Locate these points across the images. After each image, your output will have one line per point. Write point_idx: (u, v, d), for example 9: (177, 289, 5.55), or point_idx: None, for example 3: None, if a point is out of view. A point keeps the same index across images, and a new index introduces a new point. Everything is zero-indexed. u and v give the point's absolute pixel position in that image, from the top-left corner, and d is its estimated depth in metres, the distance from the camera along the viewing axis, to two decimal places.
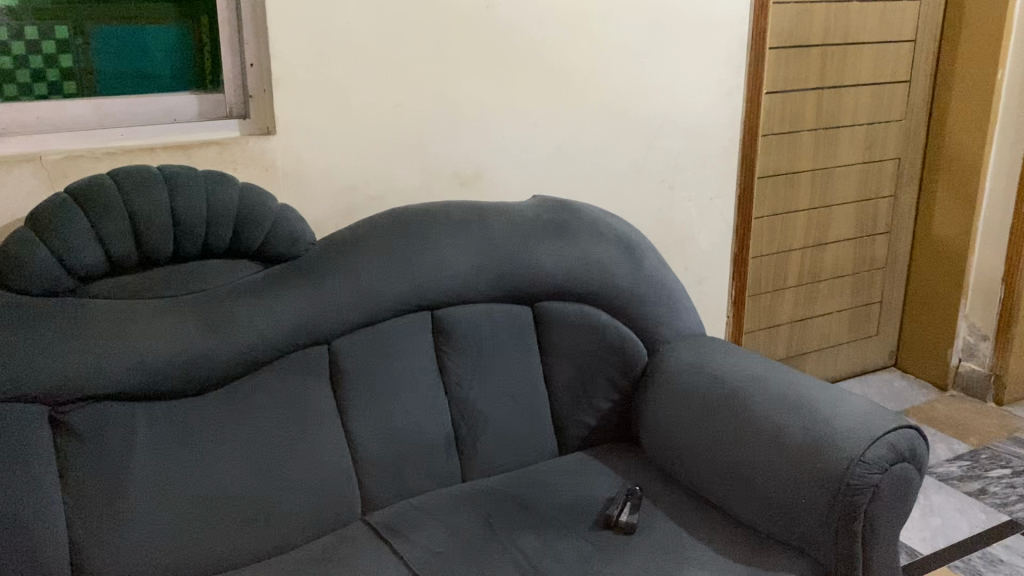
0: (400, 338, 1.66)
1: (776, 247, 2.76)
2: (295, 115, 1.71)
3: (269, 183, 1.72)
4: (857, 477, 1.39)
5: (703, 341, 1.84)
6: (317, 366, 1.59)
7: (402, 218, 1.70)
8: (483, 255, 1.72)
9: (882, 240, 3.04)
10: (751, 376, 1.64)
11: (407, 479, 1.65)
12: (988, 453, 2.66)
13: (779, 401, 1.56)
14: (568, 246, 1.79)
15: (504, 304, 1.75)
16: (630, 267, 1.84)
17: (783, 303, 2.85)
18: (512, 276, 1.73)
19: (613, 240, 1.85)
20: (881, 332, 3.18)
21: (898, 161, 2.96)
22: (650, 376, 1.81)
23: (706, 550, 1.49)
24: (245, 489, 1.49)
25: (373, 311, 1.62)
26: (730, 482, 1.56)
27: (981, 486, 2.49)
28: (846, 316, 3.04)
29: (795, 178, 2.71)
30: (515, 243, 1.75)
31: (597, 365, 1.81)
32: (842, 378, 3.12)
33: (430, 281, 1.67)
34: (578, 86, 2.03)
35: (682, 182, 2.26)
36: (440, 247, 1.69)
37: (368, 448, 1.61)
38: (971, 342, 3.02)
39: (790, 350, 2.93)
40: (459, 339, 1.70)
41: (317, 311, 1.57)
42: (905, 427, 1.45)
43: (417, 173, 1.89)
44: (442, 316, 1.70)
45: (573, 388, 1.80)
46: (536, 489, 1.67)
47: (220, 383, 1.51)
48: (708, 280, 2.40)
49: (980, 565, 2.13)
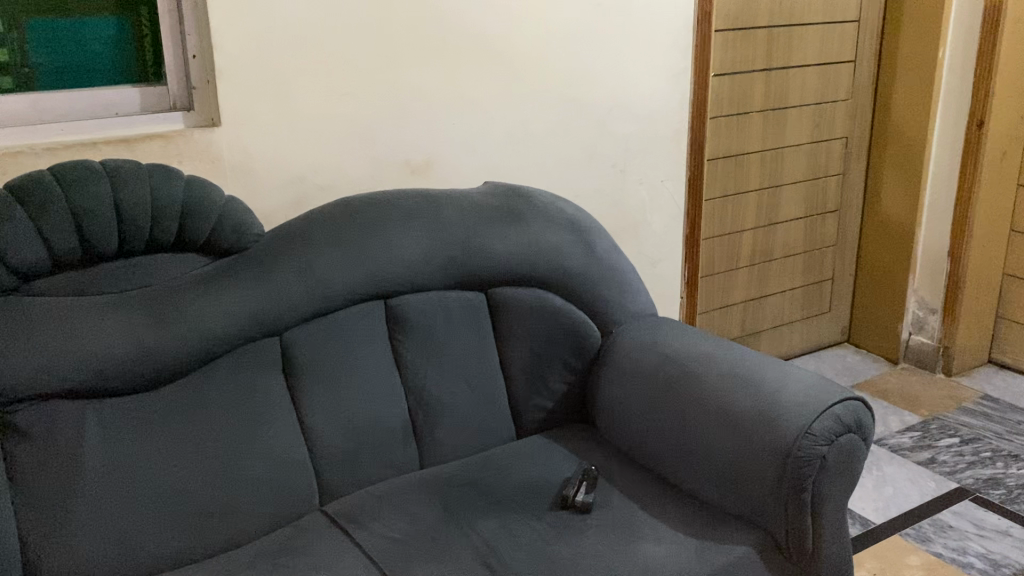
0: (353, 327, 1.65)
1: (728, 228, 2.79)
2: (240, 107, 1.70)
3: (215, 175, 1.71)
4: (804, 449, 1.42)
5: (655, 321, 1.86)
6: (269, 358, 1.59)
7: (353, 207, 1.70)
8: (435, 242, 1.72)
9: (832, 218, 3.09)
10: (702, 354, 1.67)
11: (364, 468, 1.66)
12: (938, 423, 2.73)
13: (728, 377, 1.58)
14: (519, 232, 1.79)
15: (457, 290, 1.76)
16: (582, 250, 1.85)
17: (736, 283, 2.89)
18: (463, 262, 1.74)
19: (564, 225, 1.86)
20: (834, 309, 3.24)
21: (846, 141, 3.00)
22: (604, 358, 1.83)
23: (661, 526, 1.51)
24: (199, 483, 1.49)
25: (324, 301, 1.62)
26: (684, 459, 1.59)
27: (931, 455, 2.55)
28: (799, 294, 3.10)
29: (745, 160, 2.75)
30: (466, 230, 1.75)
31: (552, 348, 1.82)
32: (797, 355, 3.18)
33: (382, 270, 1.67)
34: (525, 71, 2.03)
35: (633, 165, 2.28)
36: (390, 235, 1.69)
37: (324, 438, 1.61)
38: (920, 316, 3.11)
39: (745, 329, 2.98)
40: (413, 327, 1.71)
41: (268, 303, 1.57)
42: (849, 398, 1.49)
43: (366, 162, 1.88)
44: (395, 304, 1.70)
45: (528, 371, 1.81)
46: (494, 473, 1.68)
47: (171, 378, 1.50)
48: (661, 262, 2.43)
49: (930, 532, 2.19)
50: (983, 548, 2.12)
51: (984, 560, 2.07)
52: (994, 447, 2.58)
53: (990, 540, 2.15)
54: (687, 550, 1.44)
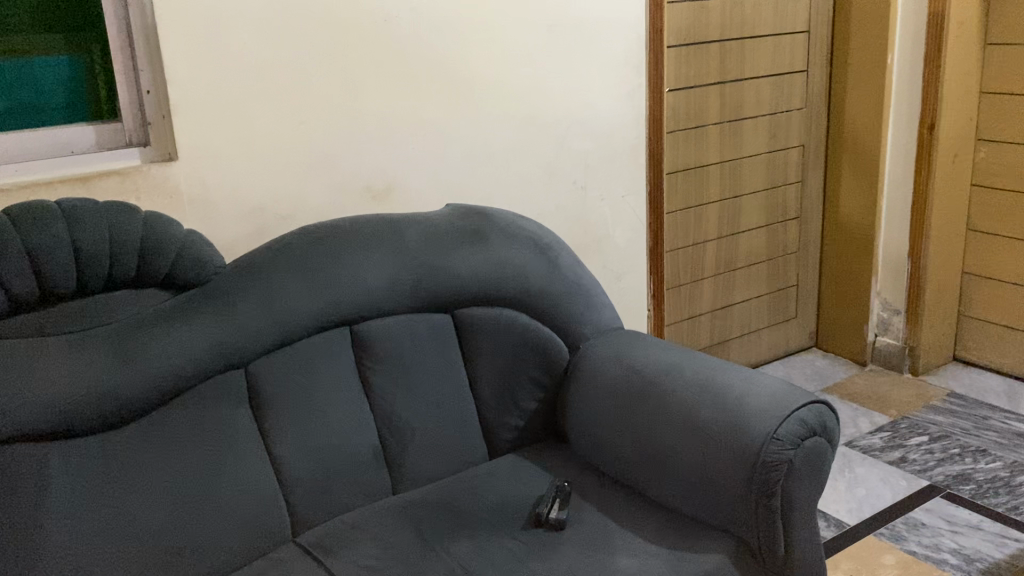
0: (318, 356, 1.65)
1: (691, 239, 2.83)
2: (196, 140, 1.71)
3: (174, 210, 1.71)
4: (772, 454, 1.43)
5: (622, 334, 1.86)
6: (235, 390, 1.58)
7: (314, 236, 1.70)
8: (398, 266, 1.72)
9: (794, 225, 3.13)
10: (668, 365, 1.68)
11: (336, 496, 1.65)
12: (907, 422, 2.77)
13: (694, 387, 1.60)
14: (482, 252, 1.80)
15: (422, 313, 1.76)
16: (547, 268, 1.86)
17: (702, 293, 2.92)
18: (427, 284, 1.74)
19: (527, 243, 1.87)
20: (800, 314, 3.28)
21: (803, 148, 3.06)
22: (572, 374, 1.83)
23: (636, 538, 1.51)
24: (168, 520, 1.47)
25: (287, 330, 1.61)
26: (655, 470, 1.59)
27: (901, 454, 2.58)
28: (764, 301, 3.13)
29: (704, 171, 2.79)
30: (429, 252, 1.76)
31: (520, 367, 1.83)
32: (766, 362, 3.21)
33: (346, 297, 1.67)
34: (482, 93, 2.05)
35: (595, 182, 2.30)
36: (352, 261, 1.69)
37: (294, 468, 1.60)
38: (885, 318, 3.16)
39: (713, 338, 3.01)
40: (379, 352, 1.71)
41: (231, 335, 1.56)
42: (814, 402, 1.51)
43: (327, 191, 1.88)
44: (360, 330, 1.70)
45: (498, 391, 1.81)
46: (468, 494, 1.68)
47: (136, 416, 1.49)
48: (627, 275, 2.45)
49: (904, 530, 2.21)
50: (956, 544, 2.14)
51: (958, 555, 2.10)
52: (961, 443, 2.62)
53: (963, 535, 2.17)
54: (661, 561, 1.45)
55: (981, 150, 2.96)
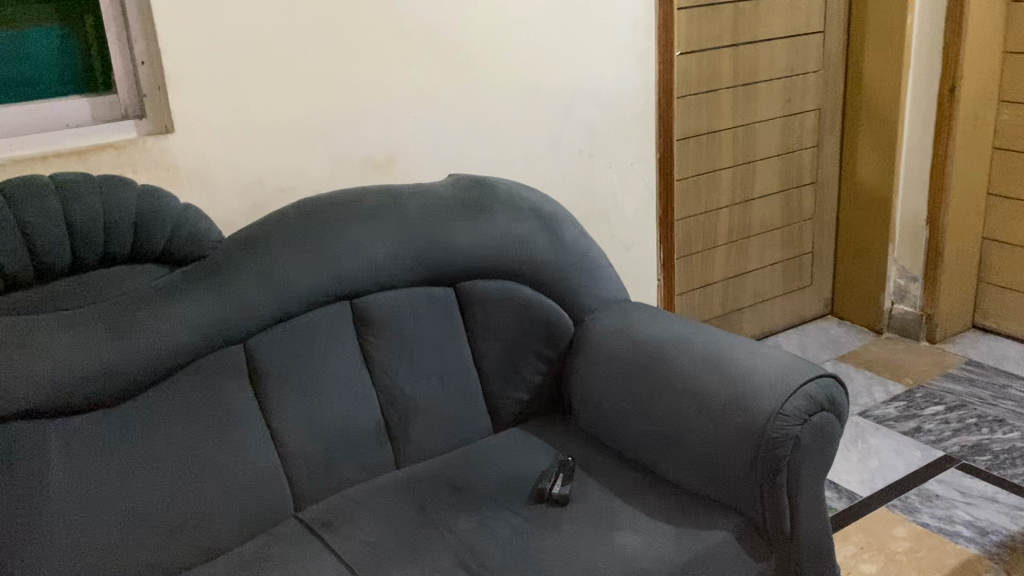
0: (319, 330, 1.63)
1: (703, 206, 2.78)
2: (193, 113, 1.68)
3: (171, 183, 1.69)
4: (777, 430, 1.41)
5: (627, 307, 1.83)
6: (233, 366, 1.56)
7: (312, 210, 1.67)
8: (398, 239, 1.70)
9: (809, 191, 3.07)
10: (674, 338, 1.65)
11: (337, 471, 1.63)
12: (922, 391, 2.73)
13: (699, 361, 1.57)
14: (484, 224, 1.77)
15: (423, 286, 1.73)
16: (550, 239, 1.82)
17: (715, 262, 2.87)
18: (428, 258, 1.71)
19: (531, 214, 1.83)
20: (815, 281, 3.23)
21: (819, 112, 2.98)
22: (577, 347, 1.80)
23: (639, 514, 1.49)
24: (168, 497, 1.47)
25: (285, 305, 1.59)
26: (659, 445, 1.57)
27: (916, 425, 2.55)
28: (779, 269, 3.08)
29: (716, 137, 2.72)
30: (429, 225, 1.73)
31: (524, 340, 1.80)
32: (780, 330, 3.17)
33: (344, 271, 1.64)
34: (484, 62, 2.01)
35: (602, 150, 2.26)
36: (351, 235, 1.67)
37: (294, 443, 1.59)
38: (901, 285, 3.10)
39: (726, 307, 2.97)
40: (380, 326, 1.68)
41: (229, 310, 1.55)
42: (821, 376, 1.47)
43: (327, 163, 1.85)
44: (360, 304, 1.67)
45: (501, 365, 1.79)
46: (471, 469, 1.66)
47: (133, 393, 1.48)
48: (636, 245, 2.41)
49: (917, 502, 2.18)
50: (970, 516, 2.11)
51: (971, 528, 2.07)
52: (978, 412, 2.58)
53: (977, 507, 2.14)
54: (664, 538, 1.43)
55: (1003, 112, 2.87)
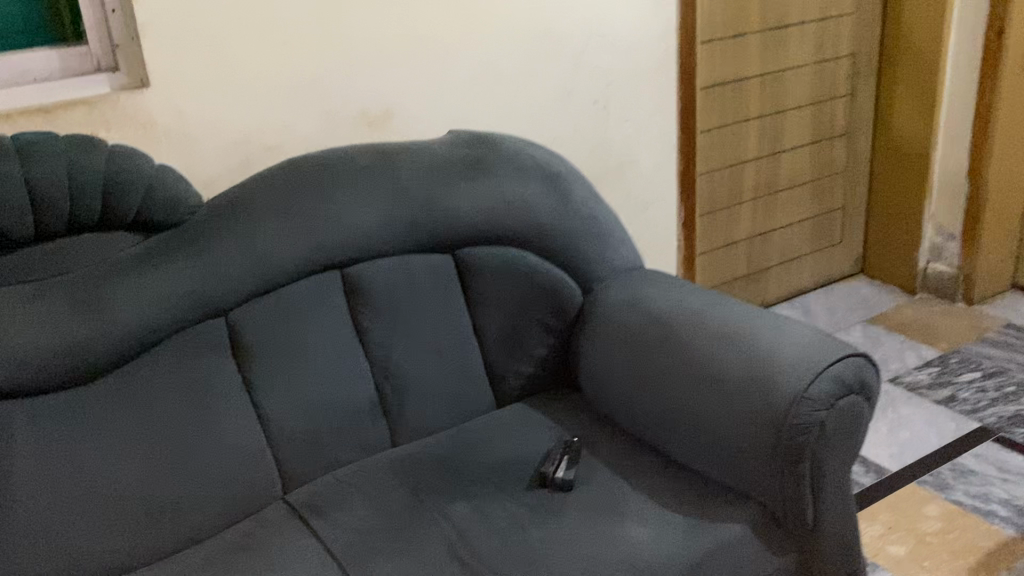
0: (306, 302, 1.52)
1: (728, 160, 2.61)
2: (169, 66, 1.55)
3: (149, 143, 1.57)
4: (801, 415, 1.28)
5: (640, 274, 1.70)
6: (214, 341, 1.46)
7: (299, 173, 1.55)
8: (391, 204, 1.57)
9: (841, 143, 2.89)
10: (689, 311, 1.52)
11: (328, 451, 1.54)
12: (957, 356, 2.58)
13: (716, 339, 1.44)
14: (485, 186, 1.63)
15: (420, 253, 1.61)
16: (557, 202, 1.68)
17: (740, 219, 2.72)
18: (424, 223, 1.59)
19: (537, 174, 1.69)
20: (846, 239, 3.07)
21: (853, 59, 2.79)
22: (586, 318, 1.67)
23: (649, 503, 1.38)
24: (144, 480, 1.38)
25: (269, 275, 1.48)
26: (672, 428, 1.45)
27: (950, 393, 2.41)
28: (807, 226, 2.93)
29: (743, 86, 2.55)
30: (426, 187, 1.60)
31: (529, 311, 1.68)
32: (806, 290, 3.03)
33: (334, 238, 1.52)
34: (488, 7, 1.85)
35: (617, 102, 2.10)
36: (340, 199, 1.54)
37: (280, 422, 1.49)
38: (938, 242, 2.93)
39: (751, 267, 2.82)
40: (373, 297, 1.57)
41: (206, 281, 1.44)
42: (850, 355, 1.34)
43: (318, 119, 1.72)
44: (351, 273, 1.55)
45: (505, 337, 1.67)
46: (470, 450, 1.55)
47: (105, 370, 1.38)
48: (654, 203, 2.26)
49: (950, 478, 2.05)
50: (1007, 494, 1.98)
51: (1008, 507, 1.94)
52: (1018, 380, 2.43)
53: (1015, 485, 2.01)
54: (674, 530, 1.32)
55: None
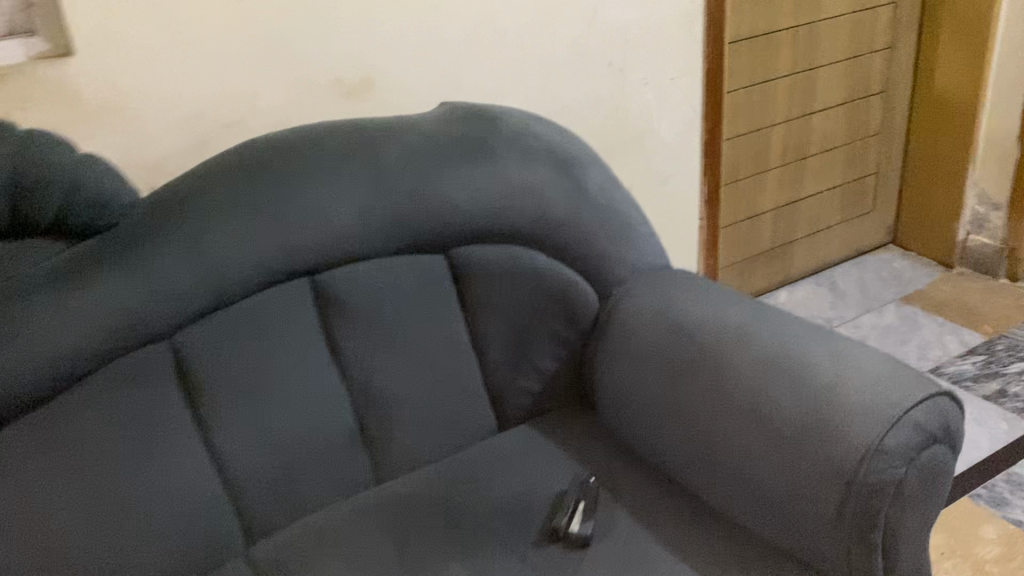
0: (270, 318, 1.25)
1: (754, 124, 2.33)
2: (98, 29, 1.26)
3: (79, 124, 1.30)
4: (874, 473, 1.04)
5: (665, 276, 1.44)
6: (158, 369, 1.20)
7: (258, 160, 1.28)
8: (372, 196, 1.30)
9: (877, 102, 2.60)
10: (729, 328, 1.26)
11: (299, 494, 1.30)
12: (1004, 343, 2.34)
13: (764, 365, 1.19)
14: (484, 173, 1.36)
15: (407, 255, 1.34)
16: (570, 190, 1.41)
17: (765, 188, 2.46)
18: (412, 218, 1.32)
19: (544, 157, 1.42)
20: (878, 207, 2.80)
21: (895, 7, 2.48)
22: (603, 328, 1.42)
23: (684, 566, 1.15)
24: (75, 542, 1.14)
25: (223, 288, 1.22)
26: (710, 471, 1.21)
27: (1000, 387, 2.17)
28: (838, 194, 2.66)
29: (773, 39, 2.25)
30: (413, 176, 1.33)
31: (537, 320, 1.42)
32: (834, 263, 2.78)
33: (301, 240, 1.26)
34: None
35: (636, 63, 1.81)
36: (309, 192, 1.27)
37: (241, 463, 1.24)
38: (980, 213, 2.64)
39: (776, 240, 2.57)
40: (352, 309, 1.30)
41: (145, 298, 1.18)
42: (933, 395, 1.09)
43: (284, 89, 1.44)
44: (323, 282, 1.29)
45: (508, 350, 1.42)
46: (469, 491, 1.31)
47: (21, 410, 1.13)
48: (675, 178, 1.99)
49: (1006, 492, 1.83)
50: None
51: None
52: None
53: None
54: None
55: None
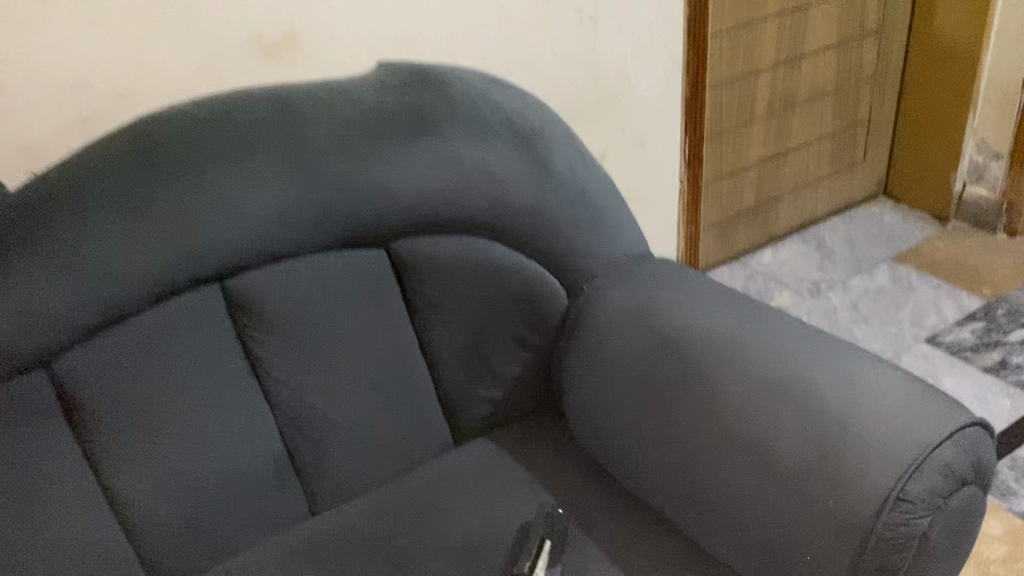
0: (172, 333, 1.05)
1: (740, 70, 2.11)
2: None
3: None
4: (894, 526, 0.87)
5: (645, 267, 1.25)
6: (34, 402, 0.99)
7: (151, 144, 1.06)
8: (293, 185, 1.09)
9: (872, 43, 2.38)
10: (719, 338, 1.08)
11: (218, 535, 1.11)
12: (1005, 307, 2.18)
13: (760, 386, 1.01)
14: (430, 151, 1.15)
15: (339, 251, 1.14)
16: (532, 169, 1.20)
17: (751, 141, 2.25)
18: (342, 209, 1.11)
19: (500, 129, 1.21)
20: (869, 157, 2.60)
21: None
22: (573, 329, 1.23)
23: None
24: None
25: (109, 303, 1.01)
26: (696, 508, 1.04)
27: (1001, 358, 2.01)
28: (827, 145, 2.46)
29: None
30: (343, 157, 1.11)
31: (496, 321, 1.22)
32: (821, 219, 2.59)
33: (206, 241, 1.05)
34: None
35: (610, 8, 1.57)
36: (214, 182, 1.06)
37: (145, 505, 1.05)
38: (979, 163, 2.46)
39: (761, 196, 2.37)
40: (273, 317, 1.11)
41: (7, 319, 0.96)
42: (963, 427, 0.92)
43: (189, 53, 1.20)
44: (236, 288, 1.09)
45: (463, 356, 1.23)
46: (418, 524, 1.13)
47: None
48: (654, 137, 1.78)
49: (1012, 480, 1.68)
50: None
51: None
52: None
53: None
54: None
55: None
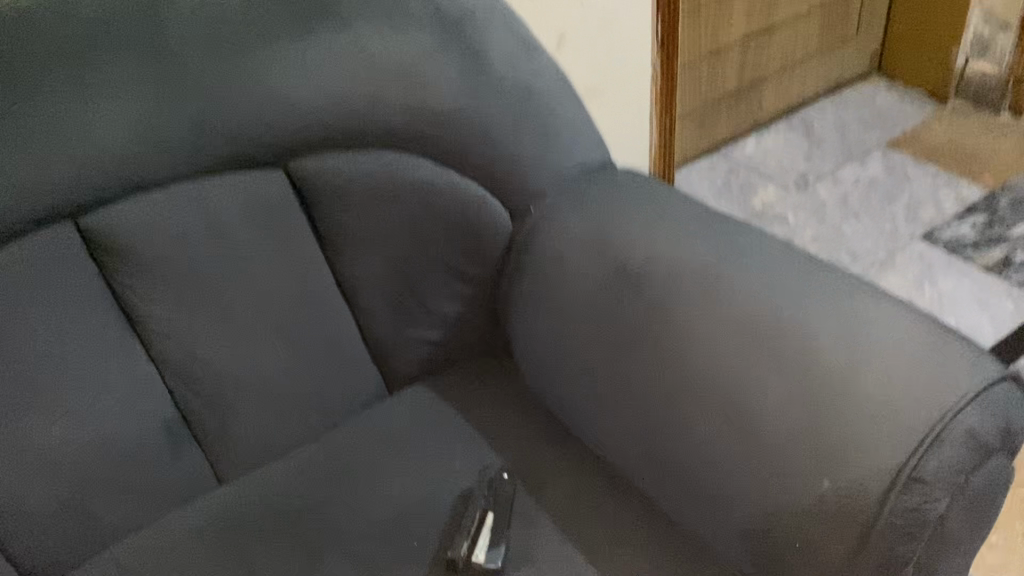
0: (16, 287, 0.84)
1: None
2: None
3: None
4: (904, 511, 0.71)
5: (601, 179, 1.05)
6: None
7: None
8: (155, 94, 0.85)
9: None
10: (691, 271, 0.88)
11: (104, 522, 0.94)
12: (1008, 198, 1.99)
13: (742, 330, 0.82)
14: (332, 44, 0.92)
15: (225, 175, 0.92)
16: (463, 62, 0.98)
17: (733, 16, 2.00)
18: (223, 123, 0.89)
19: (423, 13, 0.97)
20: (862, 30, 2.35)
21: None
22: (519, 258, 1.04)
23: None
24: None
25: None
26: (663, 476, 0.87)
27: (1003, 255, 1.84)
28: (816, 17, 2.20)
29: None
30: (218, 57, 0.88)
31: (428, 251, 1.03)
32: (807, 102, 2.36)
33: (43, 172, 0.82)
34: None
35: None
36: (46, 92, 0.82)
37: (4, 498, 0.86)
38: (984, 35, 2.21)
39: (743, 77, 2.13)
40: (148, 261, 0.90)
41: None
42: (992, 383, 0.74)
43: None
44: (93, 227, 0.87)
45: (391, 294, 1.03)
46: (342, 497, 0.97)
47: None
48: None
49: None
50: None
51: None
52: None
53: None
54: None
55: None
